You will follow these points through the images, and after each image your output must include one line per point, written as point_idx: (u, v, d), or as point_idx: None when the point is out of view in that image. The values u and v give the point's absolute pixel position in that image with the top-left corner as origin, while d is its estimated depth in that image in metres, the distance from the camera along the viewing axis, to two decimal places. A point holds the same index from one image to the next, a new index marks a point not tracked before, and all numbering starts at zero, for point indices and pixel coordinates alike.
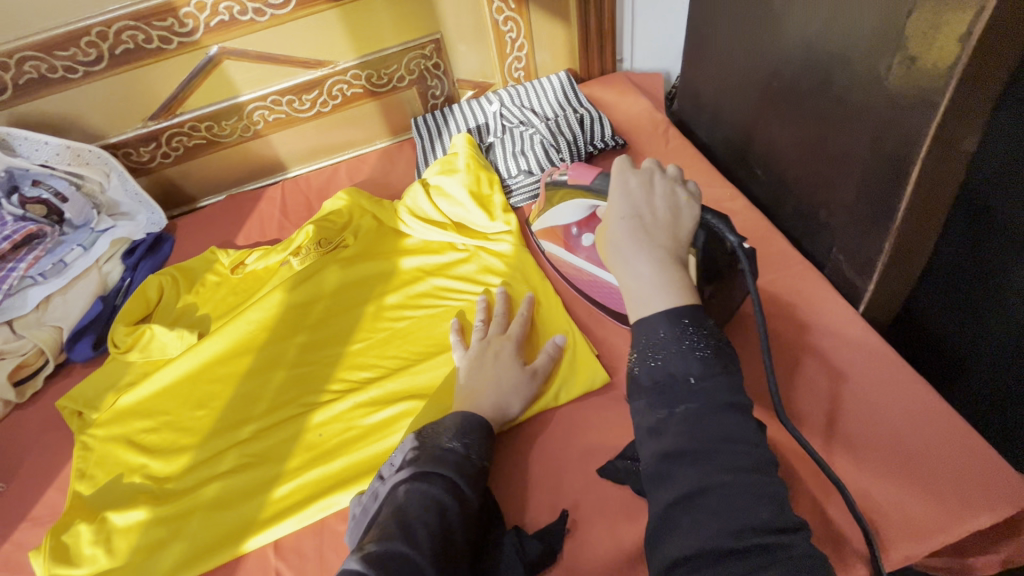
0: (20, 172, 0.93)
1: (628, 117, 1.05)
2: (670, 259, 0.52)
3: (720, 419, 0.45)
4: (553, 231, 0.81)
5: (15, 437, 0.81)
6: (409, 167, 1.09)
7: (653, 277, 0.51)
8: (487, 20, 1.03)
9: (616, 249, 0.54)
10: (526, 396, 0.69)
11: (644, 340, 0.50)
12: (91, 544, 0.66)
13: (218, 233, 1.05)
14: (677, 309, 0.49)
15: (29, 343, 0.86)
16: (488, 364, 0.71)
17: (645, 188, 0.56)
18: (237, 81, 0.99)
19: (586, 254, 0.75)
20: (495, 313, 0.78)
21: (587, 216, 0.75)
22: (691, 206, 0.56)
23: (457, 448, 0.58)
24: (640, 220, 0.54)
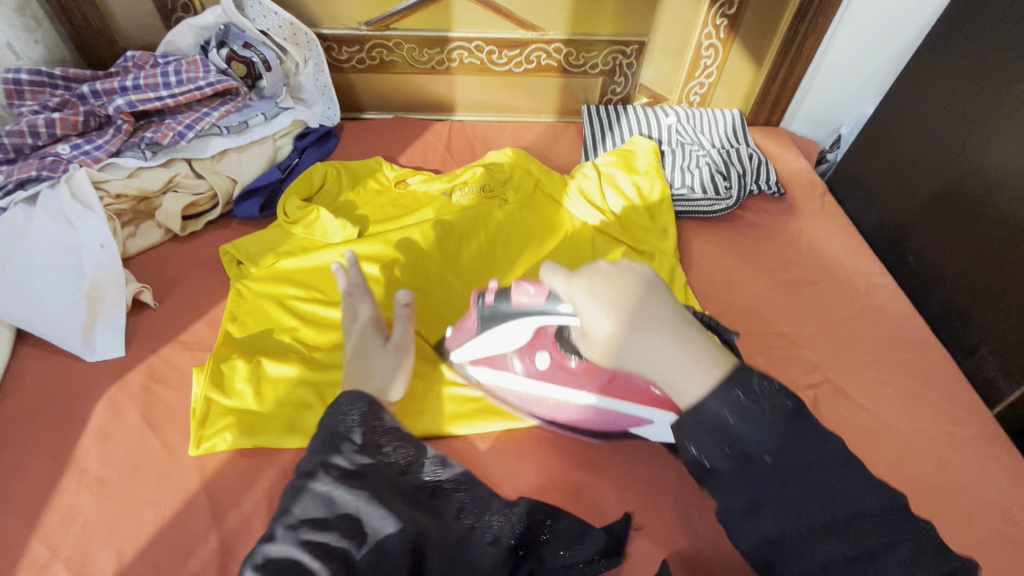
0: (236, 31, 0.98)
1: (788, 170, 1.10)
2: (640, 313, 0.45)
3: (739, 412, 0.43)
4: (488, 359, 0.72)
5: (171, 265, 0.85)
6: (571, 147, 1.14)
7: (660, 346, 0.45)
8: (693, 41, 1.08)
9: (592, 341, 0.47)
10: (405, 367, 0.65)
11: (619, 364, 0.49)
12: (245, 381, 0.70)
13: (382, 146, 1.09)
14: (631, 317, 0.45)
15: (207, 186, 0.90)
16: (353, 355, 0.64)
17: (609, 277, 0.46)
18: (456, 18, 1.04)
19: (539, 377, 0.69)
20: (346, 298, 0.69)
21: (529, 340, 0.68)
22: (636, 271, 0.47)
23: (354, 436, 0.55)
24: (631, 306, 0.45)
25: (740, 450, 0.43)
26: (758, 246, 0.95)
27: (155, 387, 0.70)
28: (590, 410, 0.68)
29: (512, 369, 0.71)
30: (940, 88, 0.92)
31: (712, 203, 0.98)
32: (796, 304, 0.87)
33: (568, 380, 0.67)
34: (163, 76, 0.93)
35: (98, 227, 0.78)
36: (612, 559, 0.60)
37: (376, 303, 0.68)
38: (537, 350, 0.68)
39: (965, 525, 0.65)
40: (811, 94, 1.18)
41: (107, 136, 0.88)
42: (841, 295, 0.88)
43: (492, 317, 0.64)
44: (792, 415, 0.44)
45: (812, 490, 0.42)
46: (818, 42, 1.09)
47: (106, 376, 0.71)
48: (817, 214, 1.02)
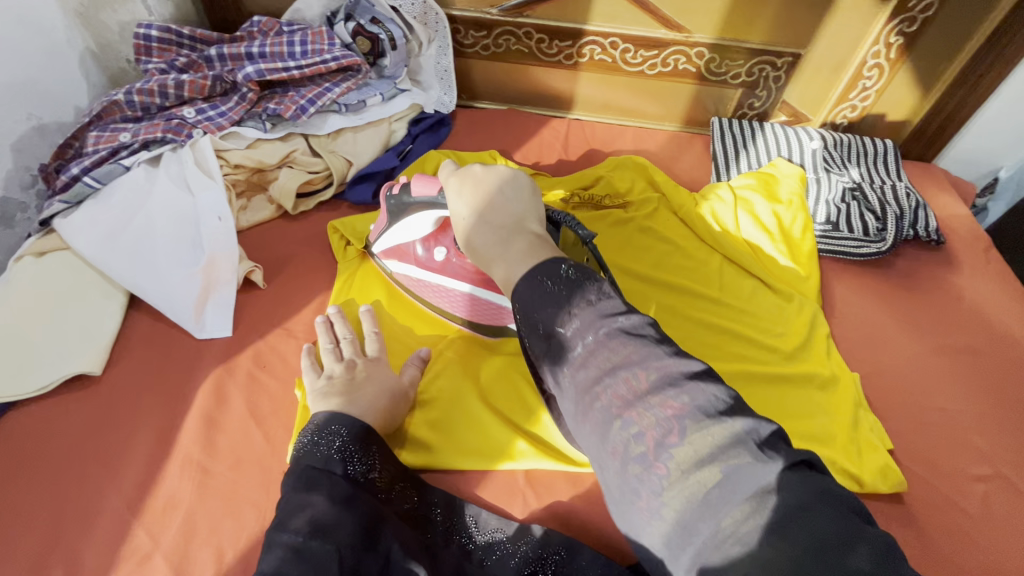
0: (365, 6, 0.94)
1: (946, 216, 0.97)
2: (514, 229, 0.53)
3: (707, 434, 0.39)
4: (399, 250, 0.74)
5: (280, 243, 0.82)
6: (696, 161, 1.04)
7: (505, 253, 0.52)
8: (857, 59, 0.96)
9: (477, 250, 0.55)
10: (405, 406, 0.65)
11: (551, 335, 0.46)
12: None
13: (496, 139, 1.03)
14: (558, 279, 0.48)
15: (323, 165, 0.86)
16: (354, 382, 0.62)
17: (498, 183, 0.56)
18: (596, 10, 0.95)
19: (436, 269, 0.72)
20: (342, 337, 0.67)
21: (436, 230, 0.71)
22: (520, 181, 0.57)
23: (332, 466, 0.52)
24: (479, 213, 0.55)
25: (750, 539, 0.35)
26: (911, 301, 0.84)
27: (260, 374, 0.67)
28: (479, 304, 0.71)
29: (413, 255, 0.73)
30: None
31: (860, 245, 0.88)
32: (958, 375, 0.75)
33: (474, 278, 0.71)
34: (289, 46, 0.90)
35: (216, 197, 0.76)
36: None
37: (375, 341, 0.68)
38: (438, 243, 0.72)
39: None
40: (978, 131, 1.04)
41: (232, 104, 0.85)
42: (1012, 373, 0.76)
43: (399, 208, 0.70)
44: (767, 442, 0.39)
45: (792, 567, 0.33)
46: (1005, 73, 0.94)
47: (213, 356, 0.68)
48: (980, 271, 0.89)
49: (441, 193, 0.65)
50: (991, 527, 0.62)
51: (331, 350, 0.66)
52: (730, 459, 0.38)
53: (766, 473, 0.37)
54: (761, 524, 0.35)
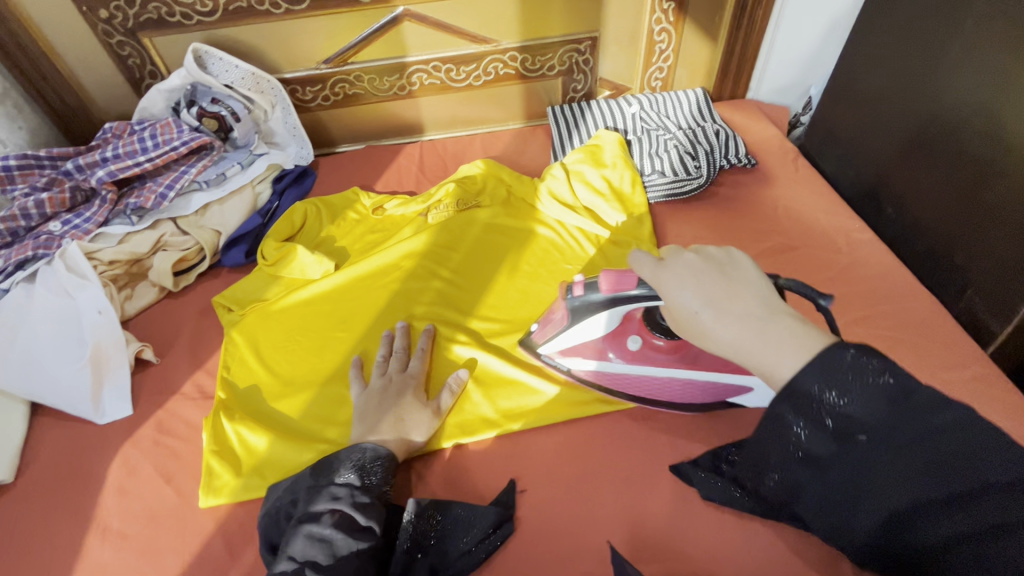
0: (203, 89, 1.02)
1: (758, 141, 1.10)
2: (766, 317, 0.46)
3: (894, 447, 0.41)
4: (575, 349, 0.74)
5: (168, 320, 0.89)
6: (540, 150, 1.16)
7: (691, 286, 0.49)
8: (644, 28, 1.10)
9: (691, 323, 0.49)
10: (427, 421, 0.71)
11: (802, 398, 0.42)
12: (239, 434, 0.72)
13: (358, 176, 1.12)
14: (822, 360, 0.41)
15: (191, 241, 0.94)
16: (385, 406, 0.70)
17: (670, 281, 0.51)
18: (409, 42, 1.06)
19: (631, 360, 0.71)
20: (397, 350, 0.78)
21: (615, 325, 0.71)
22: (736, 256, 0.52)
23: (349, 480, 0.62)
24: (710, 300, 0.48)
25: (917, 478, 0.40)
26: (735, 220, 0.96)
27: (164, 439, 0.74)
28: (682, 390, 0.71)
29: (604, 356, 0.72)
30: (884, 38, 0.91)
31: (684, 183, 0.99)
32: (778, 272, 0.87)
33: (690, 365, 0.68)
34: (141, 142, 0.97)
35: (95, 294, 0.82)
36: (506, 527, 0.64)
37: (420, 359, 0.77)
38: (634, 334, 0.71)
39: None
40: (771, 62, 1.18)
41: (94, 208, 0.92)
42: (821, 257, 0.88)
43: (584, 309, 0.68)
44: (898, 394, 0.40)
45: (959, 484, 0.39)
46: (768, 10, 1.08)
47: (119, 435, 0.75)
48: (790, 179, 1.02)
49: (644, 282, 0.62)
50: None
51: (382, 362, 0.77)
52: (805, 360, 0.42)
53: (862, 389, 0.40)
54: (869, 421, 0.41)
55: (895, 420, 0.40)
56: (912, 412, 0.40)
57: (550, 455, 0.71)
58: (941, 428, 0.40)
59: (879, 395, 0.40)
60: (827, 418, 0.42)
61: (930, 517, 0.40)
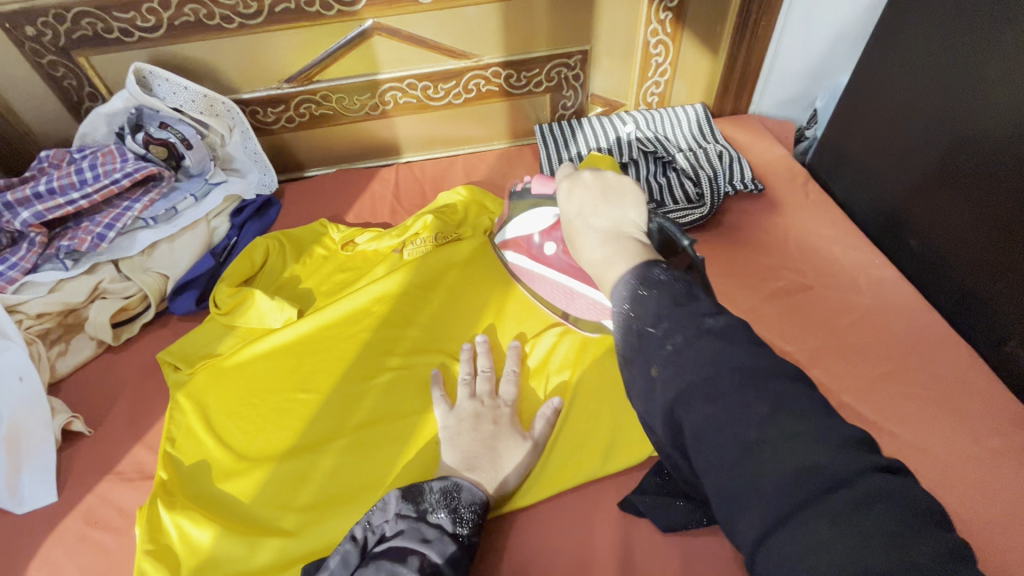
0: (150, 112, 0.91)
1: (764, 162, 1.01)
2: (609, 236, 0.49)
3: (730, 395, 0.36)
4: (517, 242, 0.76)
5: (107, 380, 0.78)
6: (528, 173, 1.06)
7: (578, 199, 0.53)
8: (640, 41, 1.00)
9: (569, 235, 0.53)
10: (522, 459, 0.64)
11: (614, 301, 0.45)
12: (180, 526, 0.62)
13: (327, 205, 1.02)
14: (631, 270, 0.45)
15: (135, 287, 0.83)
16: (483, 435, 0.64)
17: (565, 193, 0.55)
18: (381, 59, 0.96)
19: (546, 263, 0.71)
20: (483, 370, 0.71)
21: (553, 225, 0.70)
22: (624, 183, 0.53)
23: (442, 522, 0.55)
24: (583, 214, 0.52)
25: (747, 452, 0.35)
26: (743, 255, 0.87)
27: (92, 532, 0.63)
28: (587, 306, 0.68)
29: (531, 250, 0.73)
30: (908, 53, 0.83)
31: (685, 214, 0.90)
32: (793, 317, 0.78)
33: (579, 271, 0.68)
34: (78, 174, 0.86)
35: (16, 356, 0.71)
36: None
37: (511, 382, 0.71)
38: (550, 238, 0.70)
39: None
40: (776, 75, 1.09)
41: (20, 252, 0.80)
42: (841, 298, 0.79)
43: (521, 203, 0.74)
44: (683, 299, 0.41)
45: (814, 489, 0.33)
46: (774, 20, 0.99)
47: (39, 528, 0.64)
48: (801, 206, 0.93)
49: None
50: None
51: (468, 381, 0.70)
52: (634, 281, 0.44)
53: (669, 312, 0.41)
54: (696, 370, 0.38)
55: (771, 397, 0.36)
56: (781, 395, 0.36)
57: (542, 545, 0.62)
58: (797, 433, 0.34)
59: (673, 303, 0.41)
60: (627, 315, 0.43)
61: (790, 528, 0.33)
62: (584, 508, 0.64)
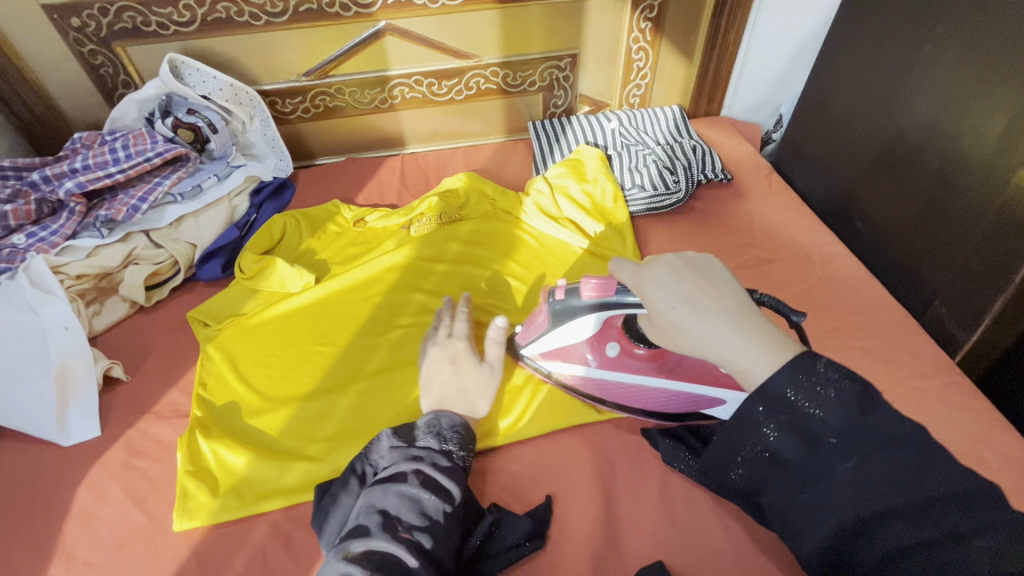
0: (178, 99, 1.00)
1: (733, 156, 1.13)
2: (736, 318, 0.47)
3: (863, 483, 0.42)
4: (560, 350, 0.75)
5: (139, 335, 0.86)
6: (522, 164, 1.17)
7: (680, 287, 0.49)
8: (623, 47, 1.12)
9: (676, 333, 0.50)
10: (485, 385, 0.70)
11: (772, 404, 0.44)
12: (215, 453, 0.69)
13: (339, 189, 1.11)
14: (789, 362, 0.44)
15: (166, 254, 0.91)
16: (448, 372, 0.70)
17: (654, 283, 0.51)
18: (391, 56, 1.06)
19: (608, 365, 0.73)
20: (442, 321, 0.77)
21: (597, 330, 0.72)
22: (711, 261, 0.51)
23: (430, 444, 0.61)
24: (691, 301, 0.48)
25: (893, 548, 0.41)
26: (713, 234, 0.98)
27: (134, 460, 0.71)
28: (658, 400, 0.73)
29: (583, 360, 0.74)
30: (852, 60, 0.96)
31: (662, 198, 1.01)
32: (755, 284, 0.89)
33: (650, 365, 0.71)
34: (112, 153, 0.94)
35: (61, 309, 0.79)
36: (535, 542, 0.64)
37: (462, 320, 0.76)
38: (611, 340, 0.73)
39: None
40: (744, 81, 1.22)
41: (61, 220, 0.88)
42: (796, 269, 0.91)
43: (564, 311, 0.70)
44: (862, 397, 0.43)
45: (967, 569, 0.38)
46: (741, 31, 1.12)
47: (85, 457, 0.71)
48: (764, 193, 1.05)
49: (607, 292, 0.65)
50: None
51: (432, 334, 0.77)
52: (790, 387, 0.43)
53: (832, 405, 0.43)
54: (846, 459, 0.43)
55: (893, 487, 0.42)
56: (900, 484, 0.41)
57: (536, 470, 0.71)
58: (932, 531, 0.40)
59: (835, 412, 0.43)
60: (771, 424, 0.45)
61: None
62: (573, 440, 0.74)
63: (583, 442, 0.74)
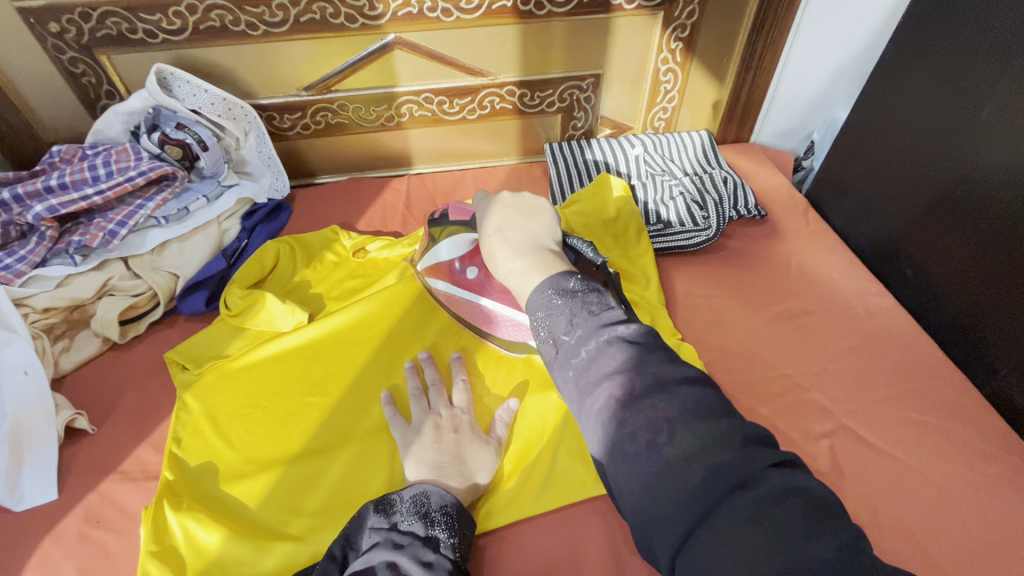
0: (167, 113, 0.91)
1: (766, 189, 1.05)
2: (531, 246, 0.55)
3: (627, 392, 0.42)
4: (435, 270, 0.78)
5: (111, 377, 0.77)
6: (537, 189, 1.09)
7: (496, 216, 0.60)
8: (650, 68, 1.04)
9: (488, 251, 0.58)
10: (489, 462, 0.66)
11: (540, 314, 0.49)
12: (186, 529, 0.61)
13: (339, 212, 1.03)
14: (549, 278, 0.50)
15: (146, 286, 0.83)
16: (447, 444, 0.64)
17: (485, 212, 0.61)
18: (400, 72, 0.98)
19: (467, 286, 0.75)
20: (431, 383, 0.71)
21: (470, 251, 0.75)
22: (537, 203, 0.62)
23: (414, 529, 0.54)
24: (500, 228, 0.58)
25: (673, 466, 0.38)
26: (746, 277, 0.89)
27: (93, 532, 0.62)
28: (503, 323, 0.74)
29: (451, 279, 0.76)
30: (907, 94, 0.87)
31: (691, 236, 0.93)
32: (795, 338, 0.80)
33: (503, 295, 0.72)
34: (91, 170, 0.86)
35: (22, 350, 0.71)
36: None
37: (462, 390, 0.71)
38: (472, 263, 0.74)
39: None
40: (778, 107, 1.13)
41: (30, 245, 0.80)
42: (840, 322, 0.82)
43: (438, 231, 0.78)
44: (618, 324, 0.46)
45: (702, 471, 0.37)
46: (778, 55, 1.04)
47: (38, 526, 0.62)
48: (802, 232, 0.96)
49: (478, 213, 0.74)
50: (843, 480, 0.65)
51: (419, 396, 0.70)
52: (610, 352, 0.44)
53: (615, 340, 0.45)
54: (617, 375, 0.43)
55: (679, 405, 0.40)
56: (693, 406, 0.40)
57: (550, 557, 0.62)
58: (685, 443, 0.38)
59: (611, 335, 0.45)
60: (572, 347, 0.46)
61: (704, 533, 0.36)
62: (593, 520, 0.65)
63: (604, 522, 0.65)
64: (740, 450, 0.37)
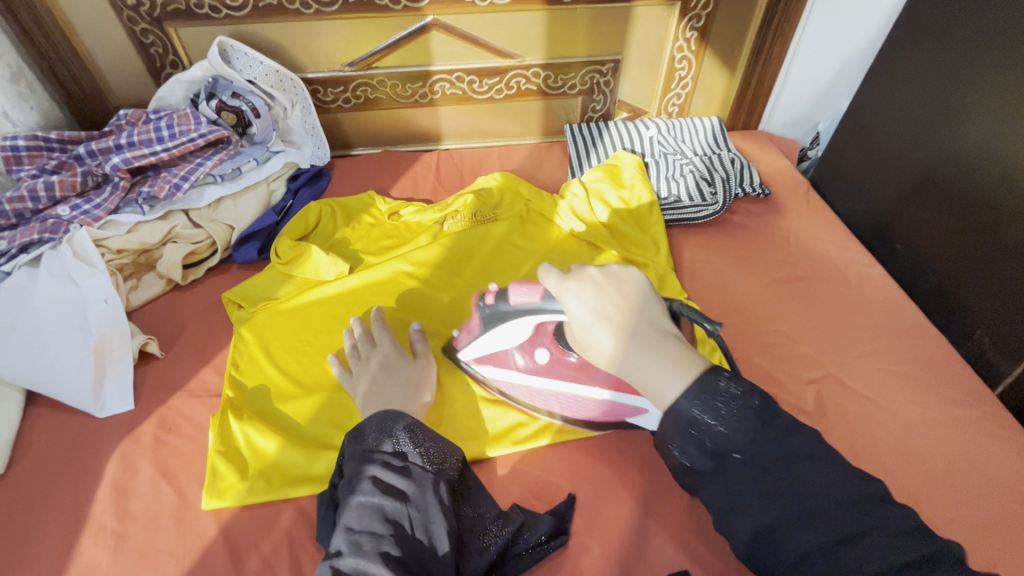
0: (223, 82, 1.00)
1: (771, 171, 1.12)
2: (656, 335, 0.51)
3: (759, 462, 0.47)
4: (493, 357, 0.75)
5: (174, 313, 0.87)
6: (557, 166, 1.17)
7: (594, 300, 0.52)
8: (666, 55, 1.12)
9: (600, 354, 0.53)
10: (424, 381, 0.72)
11: (687, 418, 0.49)
12: (246, 436, 0.70)
13: (374, 180, 1.12)
14: (700, 380, 0.49)
15: (205, 235, 0.92)
16: (379, 378, 0.70)
17: (576, 298, 0.53)
18: (435, 52, 1.07)
19: (539, 372, 0.72)
20: (360, 333, 0.76)
21: (530, 334, 0.71)
22: (632, 276, 0.54)
23: (383, 448, 0.60)
24: (615, 315, 0.51)
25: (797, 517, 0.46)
26: (749, 248, 0.97)
27: (166, 437, 0.71)
28: (580, 403, 0.71)
29: (513, 363, 0.73)
30: (902, 83, 0.95)
31: (699, 209, 1.00)
32: (791, 301, 0.88)
33: (574, 375, 0.70)
34: (157, 131, 0.95)
35: (102, 282, 0.80)
36: (559, 539, 0.64)
37: (381, 330, 0.76)
38: (537, 345, 0.71)
39: (992, 512, 0.65)
40: (785, 96, 1.21)
41: (105, 195, 0.89)
42: (833, 289, 0.90)
43: (493, 316, 0.71)
44: (756, 410, 0.49)
45: (837, 527, 0.45)
46: (786, 47, 1.11)
47: (118, 430, 0.72)
48: (802, 211, 1.04)
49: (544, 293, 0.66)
50: (826, 419, 0.73)
51: (354, 350, 0.76)
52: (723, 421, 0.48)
53: (742, 417, 0.48)
54: (743, 450, 0.48)
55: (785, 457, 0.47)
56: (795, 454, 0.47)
57: (564, 474, 0.70)
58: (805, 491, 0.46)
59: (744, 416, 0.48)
60: (715, 438, 0.48)
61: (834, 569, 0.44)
62: (602, 446, 0.73)
63: (611, 448, 0.73)
64: (846, 492, 0.46)
